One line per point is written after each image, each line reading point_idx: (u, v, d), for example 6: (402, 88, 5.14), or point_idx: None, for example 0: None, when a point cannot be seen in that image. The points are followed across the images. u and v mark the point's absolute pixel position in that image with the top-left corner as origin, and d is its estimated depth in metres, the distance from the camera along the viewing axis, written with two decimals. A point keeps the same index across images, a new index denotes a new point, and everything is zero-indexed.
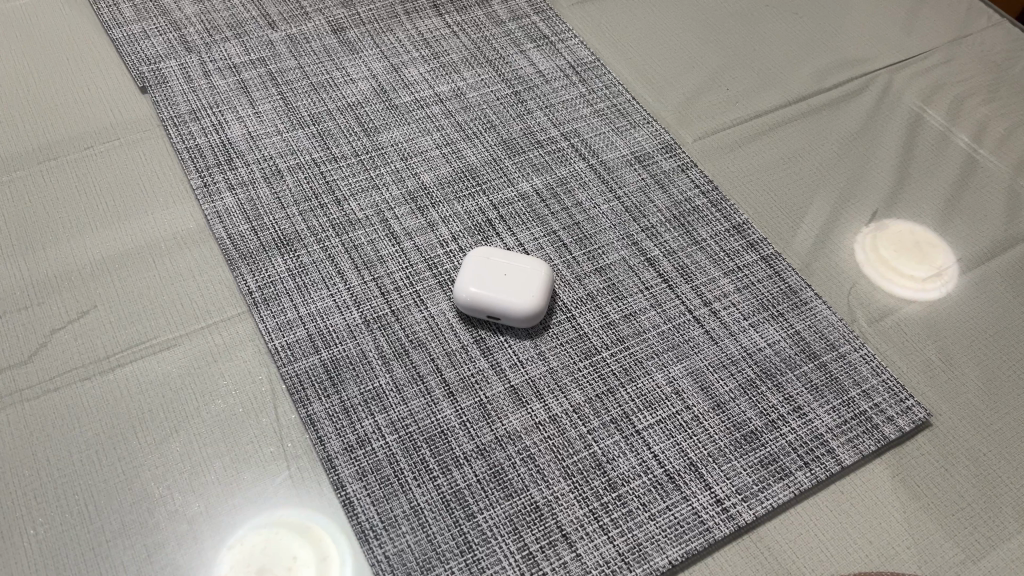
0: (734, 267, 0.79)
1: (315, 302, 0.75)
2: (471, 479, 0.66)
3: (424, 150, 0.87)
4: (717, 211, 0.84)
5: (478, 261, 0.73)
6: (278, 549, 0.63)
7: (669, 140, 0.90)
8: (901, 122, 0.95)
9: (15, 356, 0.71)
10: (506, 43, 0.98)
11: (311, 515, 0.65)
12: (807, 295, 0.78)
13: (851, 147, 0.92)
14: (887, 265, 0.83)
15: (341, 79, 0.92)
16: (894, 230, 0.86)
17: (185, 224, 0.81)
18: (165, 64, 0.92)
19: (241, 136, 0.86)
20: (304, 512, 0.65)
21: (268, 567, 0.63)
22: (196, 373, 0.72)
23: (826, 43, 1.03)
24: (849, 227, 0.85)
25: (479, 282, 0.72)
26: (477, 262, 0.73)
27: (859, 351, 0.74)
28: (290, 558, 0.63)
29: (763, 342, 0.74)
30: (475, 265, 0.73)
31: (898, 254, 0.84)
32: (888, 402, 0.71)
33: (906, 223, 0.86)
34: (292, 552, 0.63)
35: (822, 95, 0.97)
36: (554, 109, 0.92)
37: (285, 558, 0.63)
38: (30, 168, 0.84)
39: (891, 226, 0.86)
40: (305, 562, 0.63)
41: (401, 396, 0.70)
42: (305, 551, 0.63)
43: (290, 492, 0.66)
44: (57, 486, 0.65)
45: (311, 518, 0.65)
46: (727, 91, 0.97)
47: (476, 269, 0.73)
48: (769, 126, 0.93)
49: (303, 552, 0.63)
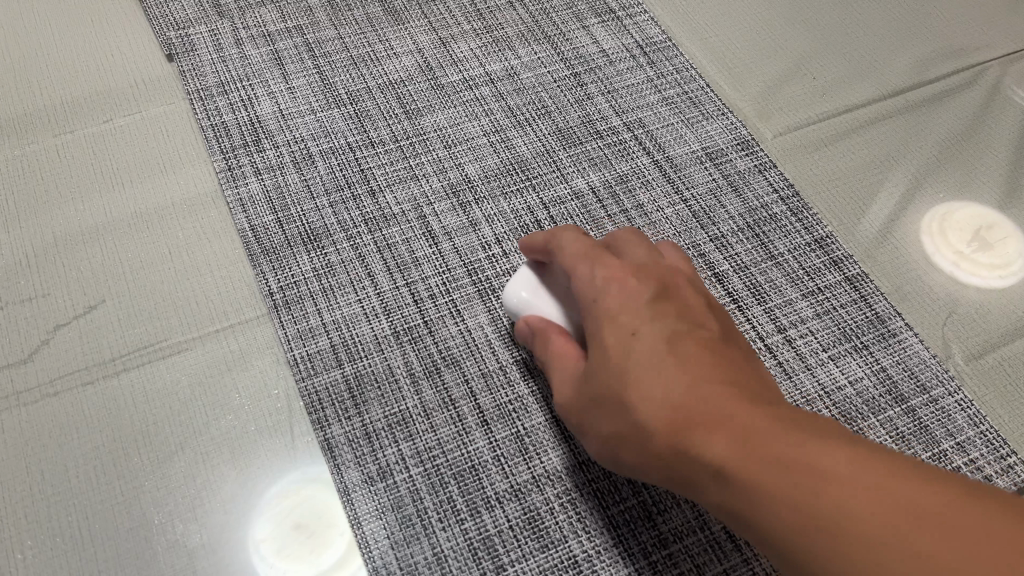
0: (814, 288, 0.70)
1: (340, 308, 0.68)
2: (503, 524, 0.59)
3: (470, 137, 0.78)
4: (796, 222, 0.74)
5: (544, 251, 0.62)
6: (285, 530, 0.60)
7: (746, 136, 0.80)
8: (1012, 125, 0.84)
9: (15, 354, 0.66)
10: (568, 17, 0.88)
11: (302, 486, 0.61)
12: (896, 327, 0.68)
13: (952, 153, 0.81)
14: (982, 263, 0.75)
15: (384, 53, 0.84)
16: (948, 225, 0.77)
17: (206, 211, 0.74)
18: (194, 30, 0.84)
19: (272, 113, 0.78)
20: (293, 485, 0.61)
21: (284, 552, 0.59)
22: (207, 383, 0.65)
23: (928, 27, 0.91)
24: (936, 251, 0.75)
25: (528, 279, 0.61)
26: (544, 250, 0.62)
27: (955, 396, 0.65)
28: (302, 537, 0.60)
29: (844, 379, 0.65)
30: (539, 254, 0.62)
31: (972, 246, 0.76)
32: (987, 458, 0.62)
33: (947, 208, 0.78)
34: (302, 527, 0.60)
35: (921, 90, 0.86)
36: (617, 95, 0.82)
37: (298, 538, 0.60)
38: (45, 142, 0.77)
39: (941, 222, 0.77)
40: (318, 533, 0.60)
41: (430, 422, 0.63)
42: (314, 522, 0.60)
43: (290, 479, 0.62)
44: (50, 505, 0.59)
45: (300, 490, 0.61)
46: (813, 80, 0.86)
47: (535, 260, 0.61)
48: (859, 123, 0.83)
49: (311, 525, 0.60)
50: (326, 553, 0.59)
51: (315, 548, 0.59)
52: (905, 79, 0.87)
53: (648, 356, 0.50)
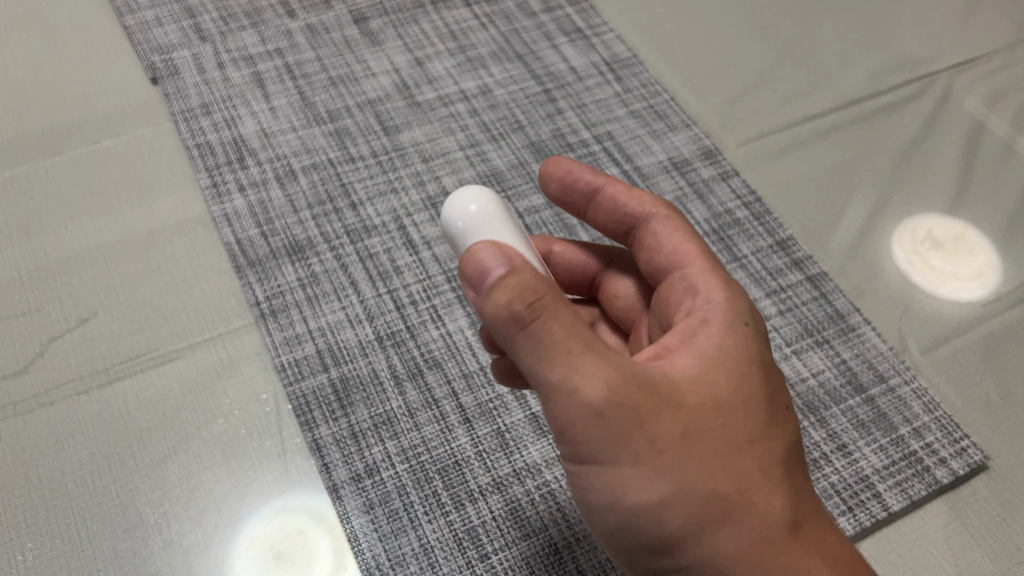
0: (777, 287, 0.74)
1: (325, 315, 0.70)
2: (487, 515, 0.62)
3: (447, 151, 0.82)
4: (760, 226, 0.78)
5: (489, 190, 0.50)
6: (284, 539, 0.61)
7: (709, 145, 0.84)
8: (960, 132, 0.89)
9: (11, 366, 0.68)
10: (538, 36, 0.93)
11: (299, 496, 0.63)
12: (854, 321, 0.72)
13: (903, 158, 0.86)
14: (947, 269, 0.79)
15: (362, 73, 0.87)
16: (913, 236, 0.81)
17: (193, 226, 0.77)
18: (178, 54, 0.87)
19: (255, 132, 0.81)
20: (291, 496, 0.63)
21: (282, 562, 0.61)
22: (197, 389, 0.68)
23: (881, 41, 0.96)
24: (906, 263, 0.79)
25: (481, 212, 0.48)
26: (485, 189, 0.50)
27: (910, 384, 0.69)
28: (300, 544, 0.61)
29: (807, 372, 0.69)
30: (460, 194, 0.49)
31: (935, 253, 0.80)
32: (942, 442, 0.66)
33: (911, 222, 0.82)
34: (301, 537, 0.62)
35: (875, 99, 0.91)
36: (586, 109, 0.86)
37: (296, 546, 0.61)
38: (34, 164, 0.80)
39: (907, 236, 0.81)
40: (316, 541, 0.61)
41: (413, 421, 0.65)
42: (311, 530, 0.62)
43: (288, 490, 0.64)
44: (48, 509, 0.61)
45: (297, 501, 0.63)
46: (773, 93, 0.91)
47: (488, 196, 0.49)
48: (816, 132, 0.87)
49: (309, 533, 0.62)
50: (322, 562, 0.60)
51: (313, 557, 0.61)
52: (860, 89, 0.91)
53: (692, 365, 0.44)
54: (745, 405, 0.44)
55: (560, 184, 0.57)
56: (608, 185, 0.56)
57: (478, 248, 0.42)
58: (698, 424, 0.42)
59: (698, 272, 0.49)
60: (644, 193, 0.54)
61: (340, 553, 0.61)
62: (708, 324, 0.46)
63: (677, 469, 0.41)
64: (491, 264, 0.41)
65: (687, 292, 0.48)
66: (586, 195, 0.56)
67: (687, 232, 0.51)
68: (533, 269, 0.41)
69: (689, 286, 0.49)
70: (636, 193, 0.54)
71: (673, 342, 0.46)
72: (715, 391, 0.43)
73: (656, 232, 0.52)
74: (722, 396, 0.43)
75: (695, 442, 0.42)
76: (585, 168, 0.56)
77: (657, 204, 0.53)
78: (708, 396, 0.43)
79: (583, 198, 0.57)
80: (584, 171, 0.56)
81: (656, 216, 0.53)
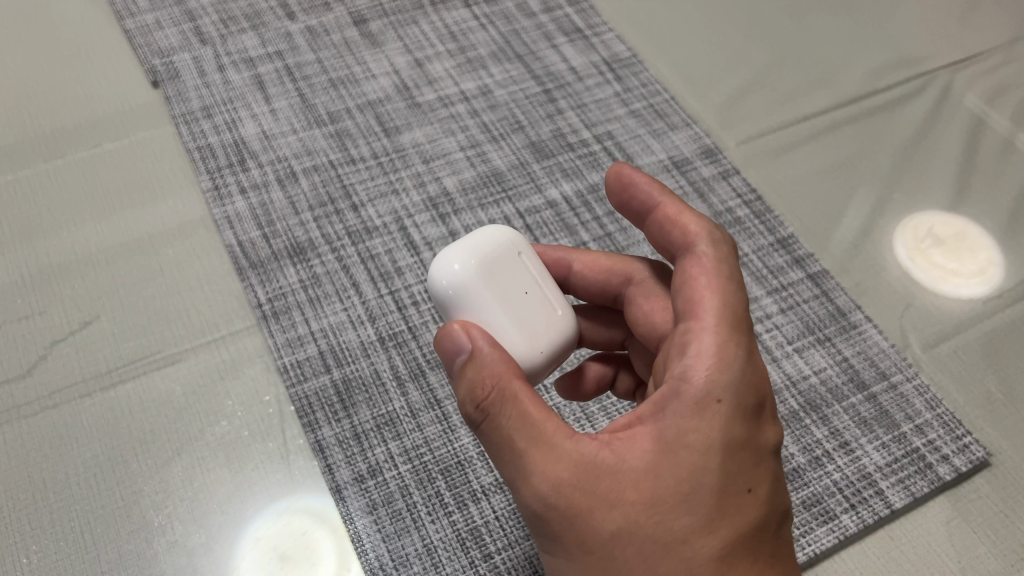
0: (779, 285, 0.74)
1: (326, 316, 0.70)
2: (490, 515, 0.62)
3: (447, 152, 0.82)
4: (761, 224, 0.78)
5: (480, 238, 0.48)
6: (289, 538, 0.62)
7: (710, 144, 0.84)
8: (960, 129, 0.89)
9: (15, 369, 0.68)
10: (537, 37, 0.93)
11: (302, 497, 0.63)
12: (856, 319, 0.72)
13: (904, 157, 0.86)
14: (948, 268, 0.79)
15: (362, 75, 0.87)
16: (915, 235, 0.81)
17: (194, 229, 0.77)
18: (179, 57, 0.87)
19: (255, 134, 0.82)
20: (292, 497, 0.63)
21: (287, 561, 0.61)
22: (200, 391, 0.68)
23: (881, 39, 0.96)
24: (908, 262, 0.79)
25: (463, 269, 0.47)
26: (477, 236, 0.48)
27: (913, 382, 0.69)
28: (305, 543, 0.61)
29: (809, 370, 0.69)
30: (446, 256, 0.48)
31: (937, 251, 0.80)
32: (944, 439, 0.65)
33: (913, 221, 0.82)
34: (304, 536, 0.62)
35: (875, 97, 0.91)
36: (587, 109, 0.87)
37: (301, 545, 0.61)
38: (36, 168, 0.80)
39: (908, 234, 0.81)
40: (320, 540, 0.61)
41: (416, 422, 0.66)
42: (316, 529, 0.62)
43: (290, 493, 0.64)
44: (54, 511, 0.61)
45: (300, 500, 0.63)
46: (774, 92, 0.91)
47: (475, 249, 0.47)
48: (816, 131, 0.87)
49: (314, 531, 0.62)
50: (327, 562, 0.61)
51: (318, 556, 0.61)
52: (860, 87, 0.92)
53: (645, 452, 0.40)
54: (692, 498, 0.40)
55: (613, 198, 0.50)
56: (659, 209, 0.48)
57: (456, 323, 0.44)
58: (629, 528, 0.40)
59: (694, 331, 0.42)
60: (694, 221, 0.46)
61: (344, 552, 0.61)
62: (679, 397, 0.41)
63: (600, 569, 0.40)
64: (460, 346, 0.43)
65: (675, 351, 0.42)
66: (641, 212, 0.49)
67: (709, 277, 0.43)
68: (491, 356, 0.41)
69: (681, 344, 0.42)
70: (683, 221, 0.47)
71: (645, 414, 0.42)
72: (659, 488, 0.40)
73: (683, 270, 0.45)
74: (665, 492, 0.40)
75: (621, 545, 0.40)
76: (643, 185, 0.49)
77: (699, 238, 0.45)
78: (648, 494, 0.40)
79: (637, 214, 0.50)
80: (641, 189, 0.49)
81: (694, 251, 0.45)
